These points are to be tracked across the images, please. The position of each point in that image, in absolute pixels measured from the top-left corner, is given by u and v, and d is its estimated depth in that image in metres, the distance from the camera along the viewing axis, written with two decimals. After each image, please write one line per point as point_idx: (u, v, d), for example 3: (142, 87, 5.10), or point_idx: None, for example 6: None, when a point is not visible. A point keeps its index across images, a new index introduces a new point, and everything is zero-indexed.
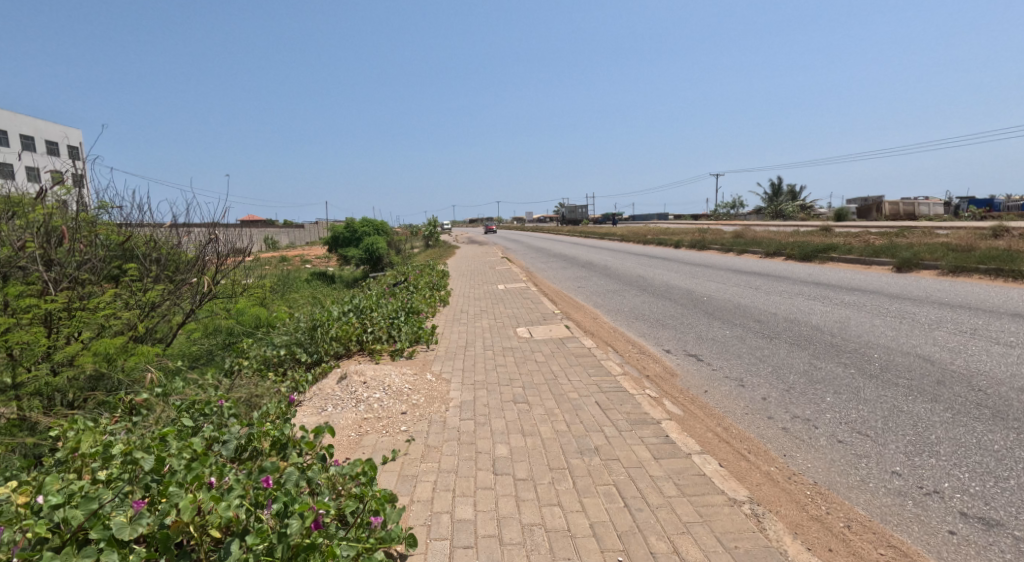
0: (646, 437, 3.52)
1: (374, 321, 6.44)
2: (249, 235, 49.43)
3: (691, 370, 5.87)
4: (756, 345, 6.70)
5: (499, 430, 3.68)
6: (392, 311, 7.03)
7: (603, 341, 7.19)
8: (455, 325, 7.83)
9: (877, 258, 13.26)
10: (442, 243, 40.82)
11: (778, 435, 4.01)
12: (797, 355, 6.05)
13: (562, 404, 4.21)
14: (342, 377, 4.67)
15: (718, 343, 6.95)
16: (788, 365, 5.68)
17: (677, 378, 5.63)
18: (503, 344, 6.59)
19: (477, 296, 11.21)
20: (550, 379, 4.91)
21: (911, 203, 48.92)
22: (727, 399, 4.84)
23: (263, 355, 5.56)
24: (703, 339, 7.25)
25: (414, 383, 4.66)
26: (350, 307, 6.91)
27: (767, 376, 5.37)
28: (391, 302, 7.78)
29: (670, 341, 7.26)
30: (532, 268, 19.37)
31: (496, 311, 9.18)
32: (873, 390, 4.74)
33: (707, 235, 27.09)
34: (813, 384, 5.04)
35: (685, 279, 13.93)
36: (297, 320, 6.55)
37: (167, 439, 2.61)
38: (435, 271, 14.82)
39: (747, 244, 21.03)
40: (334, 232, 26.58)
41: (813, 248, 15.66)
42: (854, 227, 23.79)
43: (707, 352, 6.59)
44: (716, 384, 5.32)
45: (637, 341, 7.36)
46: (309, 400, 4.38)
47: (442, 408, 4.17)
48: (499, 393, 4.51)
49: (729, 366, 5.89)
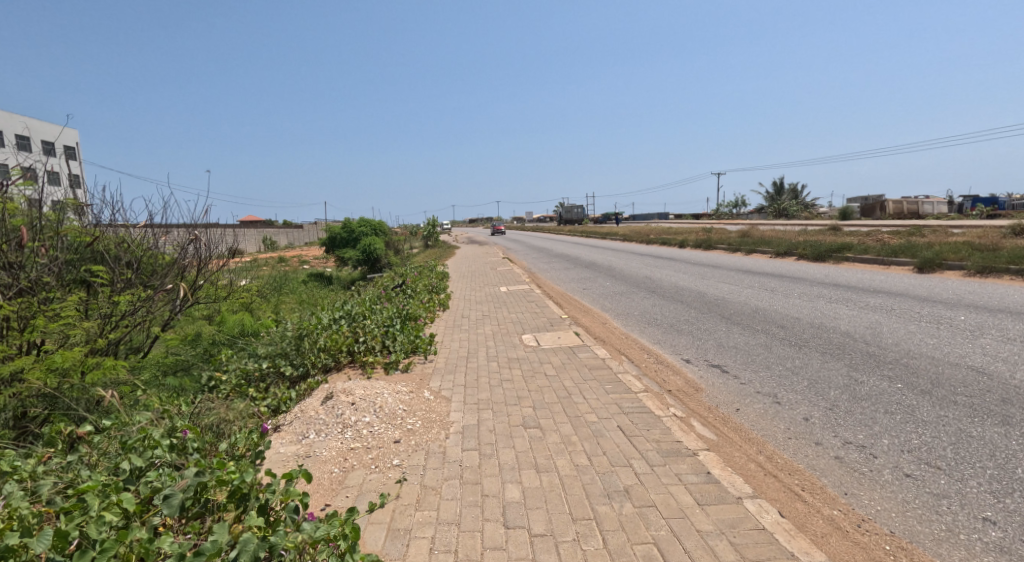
0: (684, 476, 2.97)
1: (367, 329, 5.88)
2: (246, 236, 48.85)
3: (718, 384, 5.31)
4: (784, 355, 6.14)
5: (509, 466, 3.13)
6: (387, 317, 6.47)
7: (617, 349, 6.63)
8: (456, 332, 7.27)
9: (896, 259, 12.70)
10: (441, 243, 40.25)
11: (832, 466, 3.46)
12: (833, 367, 5.49)
13: (580, 430, 3.65)
14: (329, 396, 4.08)
15: (742, 353, 6.39)
16: (825, 379, 5.12)
17: (702, 394, 5.08)
18: (508, 354, 6.03)
19: (479, 299, 10.64)
20: (563, 397, 4.34)
21: (917, 202, 48.41)
22: (764, 421, 4.28)
23: (243, 369, 4.99)
24: (725, 347, 6.69)
25: (409, 403, 4.09)
26: (342, 313, 6.35)
27: (804, 393, 4.81)
28: (386, 308, 7.22)
29: (688, 350, 6.70)
30: (534, 269, 18.79)
31: (500, 316, 8.60)
32: (930, 409, 4.19)
33: (713, 234, 26.54)
34: (858, 402, 4.48)
35: (696, 280, 13.36)
36: (283, 327, 5.99)
37: (81, 503, 2.07)
38: (435, 272, 14.24)
39: (755, 243, 20.47)
40: (331, 232, 25.98)
41: (827, 249, 15.11)
42: (863, 226, 23.24)
43: (731, 362, 6.03)
44: (747, 402, 4.76)
45: (652, 349, 6.80)
46: (290, 424, 3.80)
47: (442, 435, 3.60)
48: (506, 416, 3.95)
49: (759, 380, 5.33)
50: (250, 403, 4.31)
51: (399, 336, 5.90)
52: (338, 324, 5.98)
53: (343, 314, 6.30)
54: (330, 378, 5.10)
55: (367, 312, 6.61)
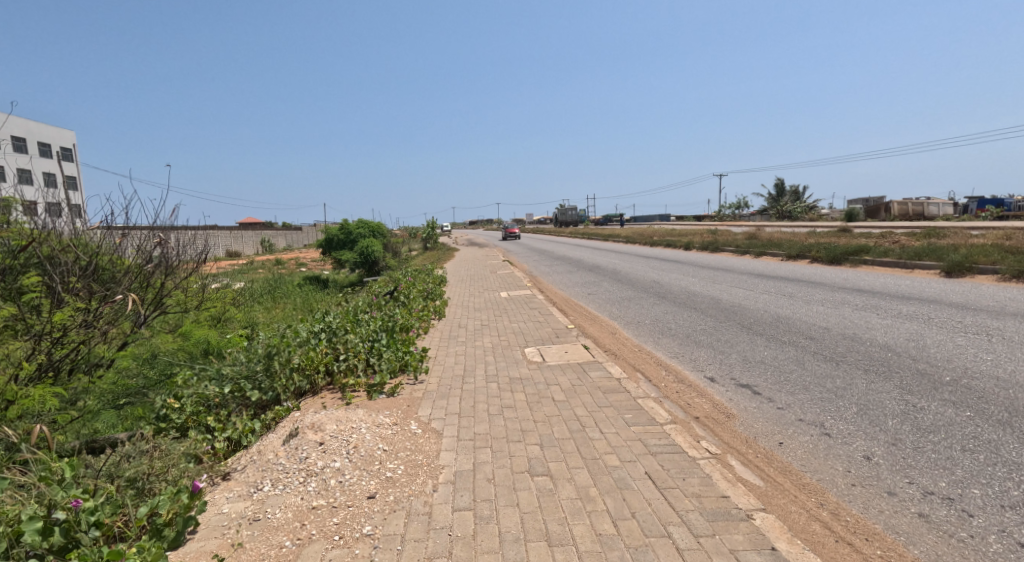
0: (742, 554, 2.28)
1: (350, 344, 5.21)
2: (244, 238, 48.27)
3: (751, 409, 4.62)
4: (821, 372, 5.43)
5: (512, 536, 2.44)
6: (374, 329, 5.79)
7: (631, 366, 5.93)
8: (452, 346, 6.58)
9: (921, 262, 12.02)
10: (440, 245, 39.62)
11: (917, 525, 2.77)
12: (882, 389, 4.78)
13: (599, 479, 2.96)
14: (294, 432, 3.40)
15: (772, 369, 5.69)
16: (877, 404, 4.43)
17: (735, 421, 4.36)
18: (509, 372, 5.34)
19: (478, 306, 9.96)
20: (575, 431, 3.65)
21: (924, 203, 47.72)
22: (816, 459, 3.58)
23: (201, 394, 4.26)
24: (751, 363, 6.00)
25: (391, 443, 3.40)
26: (323, 325, 5.66)
27: (857, 422, 4.11)
28: (374, 318, 6.55)
29: (710, 366, 6.01)
30: (536, 273, 18.11)
31: (500, 325, 7.91)
32: (1018, 446, 3.49)
33: (719, 236, 25.87)
34: (926, 435, 3.78)
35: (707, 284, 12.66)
36: (255, 342, 5.29)
37: None
38: (431, 276, 13.58)
39: (764, 245, 19.79)
40: (328, 234, 25.32)
41: (843, 252, 14.41)
42: (875, 227, 22.56)
43: (761, 381, 5.33)
44: (790, 432, 4.06)
45: (670, 365, 6.10)
46: (242, 470, 3.12)
47: (429, 487, 2.91)
48: (508, 459, 3.25)
49: (798, 404, 4.63)
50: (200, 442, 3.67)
51: (384, 351, 5.23)
52: (319, 336, 5.28)
53: (324, 325, 5.60)
54: (302, 405, 4.44)
55: (351, 323, 5.92)
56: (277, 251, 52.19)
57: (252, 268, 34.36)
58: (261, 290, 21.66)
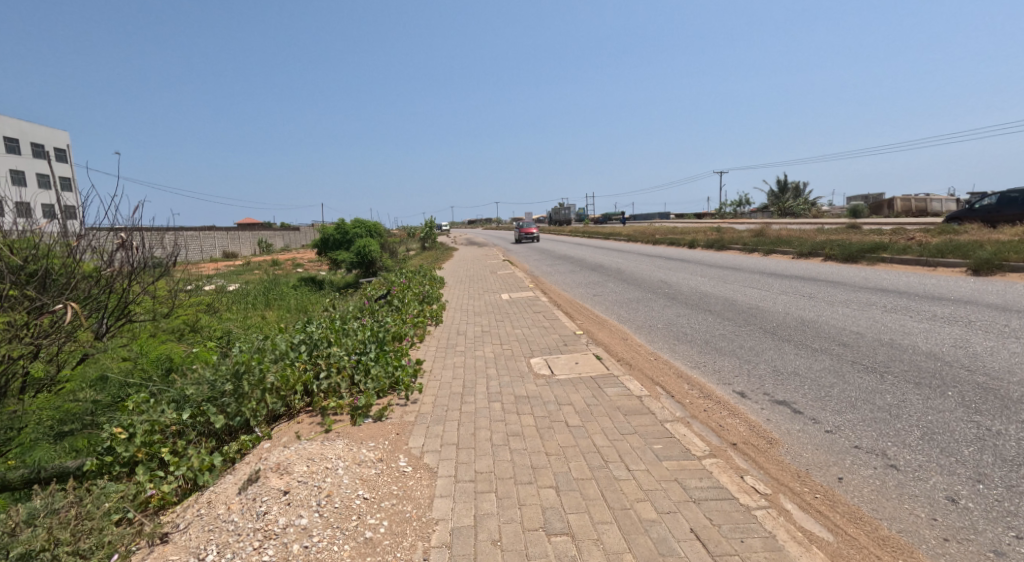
0: None
1: (333, 358, 4.58)
2: (240, 239, 47.65)
3: (795, 432, 4.00)
4: (865, 386, 4.81)
5: None
6: (363, 341, 5.17)
7: (649, 380, 5.32)
8: (449, 356, 5.97)
9: (944, 259, 11.41)
10: (439, 246, 39.05)
11: None
12: (943, 407, 4.16)
13: (633, 543, 2.36)
14: (253, 476, 2.76)
15: (809, 383, 5.08)
16: (943, 426, 3.82)
17: (779, 448, 3.74)
18: (514, 388, 4.72)
19: (479, 310, 9.33)
20: (596, 470, 3.04)
21: (926, 198, 47.15)
22: (889, 501, 2.97)
23: (154, 421, 3.63)
24: (783, 375, 5.38)
25: (373, 488, 2.78)
26: (304, 334, 5.03)
27: (926, 450, 3.50)
28: (363, 327, 5.93)
29: (737, 378, 5.40)
30: (537, 273, 17.50)
31: (502, 332, 7.30)
32: None
33: (724, 234, 25.28)
34: (1016, 468, 3.17)
35: (718, 284, 12.05)
36: (227, 357, 4.67)
37: None
38: (430, 278, 12.97)
39: (773, 242, 19.18)
40: (323, 234, 24.67)
41: (859, 249, 13.80)
42: (885, 223, 21.95)
43: (800, 397, 4.71)
44: (848, 464, 3.43)
45: (693, 379, 5.49)
46: (184, 530, 2.51)
47: (418, 555, 2.31)
48: (518, 510, 2.64)
49: (849, 426, 4.02)
50: (141, 489, 3.07)
51: (373, 367, 4.61)
52: (299, 348, 4.66)
53: (305, 335, 4.98)
54: (274, 432, 3.81)
55: (338, 333, 5.30)
56: (274, 252, 51.63)
57: (247, 269, 33.77)
58: (254, 293, 21.07)
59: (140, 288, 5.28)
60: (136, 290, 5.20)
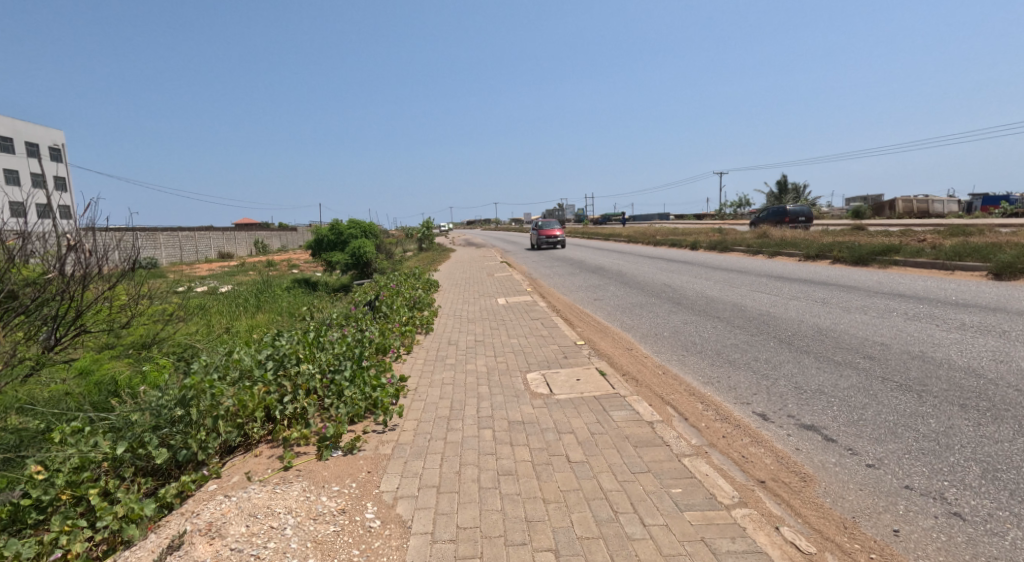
0: None
1: (301, 379, 4.04)
2: (236, 239, 47.16)
3: (831, 465, 3.45)
4: (903, 408, 4.25)
5: None
6: (338, 356, 4.62)
7: (659, 400, 4.76)
8: (438, 371, 5.43)
9: (962, 262, 10.89)
10: (437, 247, 38.57)
11: None
12: (1000, 437, 3.61)
13: None
14: (177, 542, 2.31)
15: (837, 403, 4.52)
16: (1007, 462, 3.27)
17: (816, 487, 3.19)
18: (508, 411, 4.18)
19: (473, 316, 8.79)
20: (602, 525, 2.52)
21: (929, 199, 46.60)
22: None
23: (83, 458, 3.07)
24: (808, 393, 4.83)
25: (325, 550, 2.32)
26: (272, 350, 4.48)
27: (992, 494, 2.95)
28: (342, 339, 5.38)
29: (756, 397, 4.85)
30: (535, 275, 16.98)
31: (496, 342, 6.75)
32: None
33: (727, 235, 24.77)
34: None
35: (724, 289, 11.52)
36: (182, 376, 4.13)
37: None
38: (424, 281, 12.43)
39: (778, 244, 18.65)
40: (317, 235, 24.09)
41: (870, 251, 13.28)
42: (892, 224, 21.45)
43: (830, 420, 4.16)
44: (902, 511, 2.88)
45: (707, 398, 4.94)
46: None
47: None
48: None
49: (895, 459, 3.46)
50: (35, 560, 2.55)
51: (346, 387, 4.06)
52: (263, 367, 4.11)
53: (272, 351, 4.43)
54: (225, 469, 3.27)
55: (311, 346, 4.75)
56: (270, 252, 51.10)
57: (242, 270, 33.24)
58: (246, 296, 20.53)
59: (98, 294, 4.76)
60: (92, 296, 4.68)
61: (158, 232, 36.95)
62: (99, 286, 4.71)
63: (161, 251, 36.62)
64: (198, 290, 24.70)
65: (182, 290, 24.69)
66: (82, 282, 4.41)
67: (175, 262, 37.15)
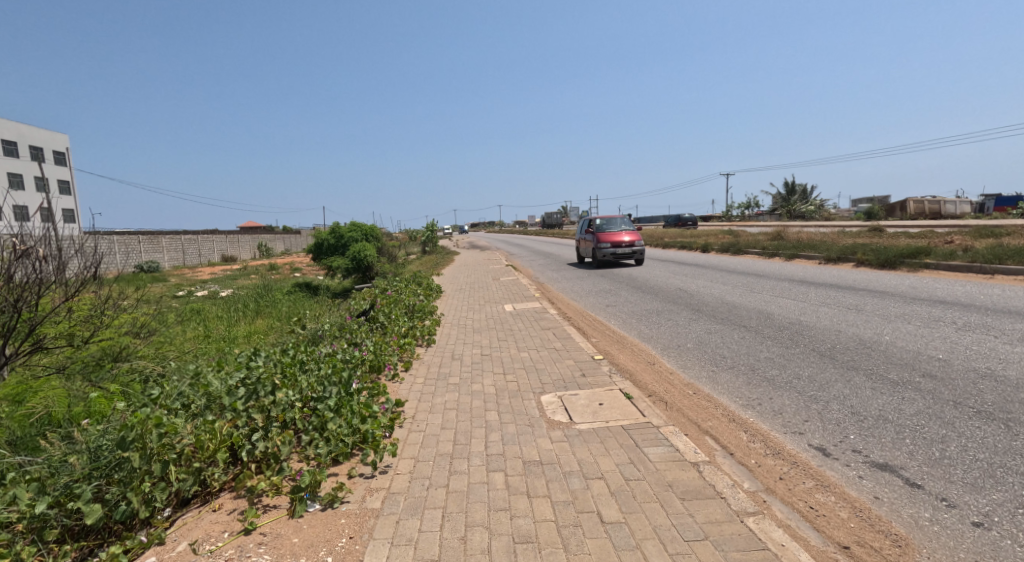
0: None
1: (275, 409, 3.40)
2: (240, 243, 46.76)
3: (927, 523, 2.78)
4: (994, 443, 3.57)
5: None
6: (322, 378, 3.98)
7: (697, 431, 4.09)
8: (440, 393, 4.78)
9: (1001, 266, 10.18)
10: (441, 250, 38.00)
11: None
12: None
13: None
14: None
15: (910, 433, 3.84)
16: None
17: (917, 556, 2.52)
18: (522, 447, 3.53)
19: (479, 326, 8.14)
20: None
21: (942, 199, 45.83)
22: None
23: None
24: (871, 420, 4.16)
25: None
26: (244, 374, 3.83)
27: None
28: (330, 357, 4.74)
29: (810, 426, 4.18)
30: (543, 280, 16.32)
31: (505, 356, 6.10)
32: None
33: (739, 237, 24.07)
34: None
35: (746, 295, 10.82)
36: (136, 405, 3.47)
37: None
38: (426, 287, 11.77)
39: (795, 246, 17.94)
40: (318, 239, 23.46)
41: (897, 254, 12.58)
42: (912, 225, 20.73)
43: (908, 457, 3.49)
44: None
45: (751, 427, 4.27)
46: None
47: None
48: None
49: (1008, 514, 2.78)
50: None
51: (329, 420, 3.41)
52: (232, 395, 3.47)
53: (244, 375, 3.79)
54: (173, 531, 2.62)
55: (292, 367, 4.10)
56: (273, 255, 50.68)
57: (243, 274, 32.73)
58: (246, 301, 19.97)
59: (53, 304, 4.27)
60: (46, 307, 4.19)
61: (160, 236, 36.51)
62: (55, 295, 4.26)
63: (164, 254, 36.16)
64: (197, 295, 24.15)
65: (181, 295, 24.17)
66: (38, 290, 4.03)
67: (178, 266, 36.68)
